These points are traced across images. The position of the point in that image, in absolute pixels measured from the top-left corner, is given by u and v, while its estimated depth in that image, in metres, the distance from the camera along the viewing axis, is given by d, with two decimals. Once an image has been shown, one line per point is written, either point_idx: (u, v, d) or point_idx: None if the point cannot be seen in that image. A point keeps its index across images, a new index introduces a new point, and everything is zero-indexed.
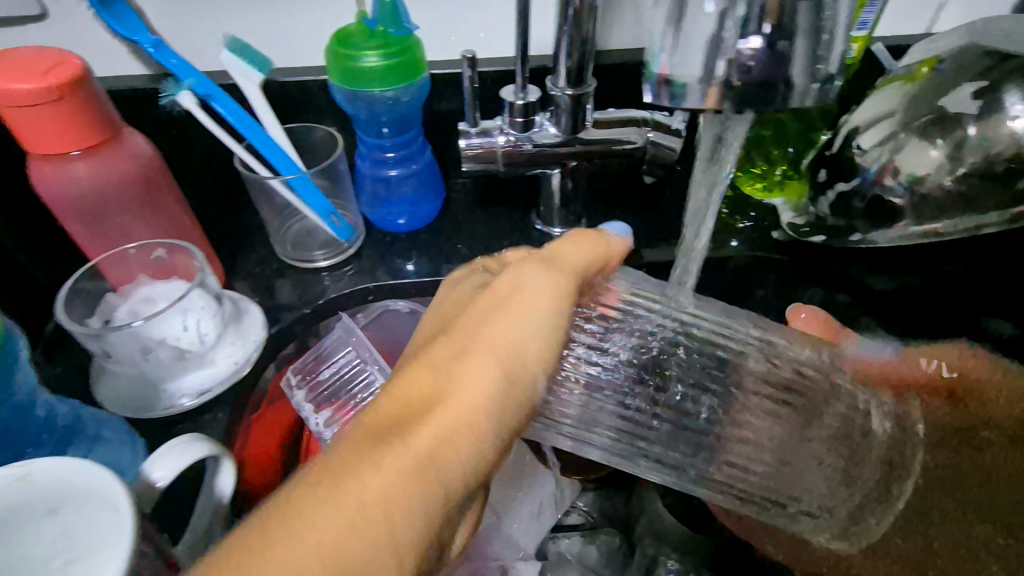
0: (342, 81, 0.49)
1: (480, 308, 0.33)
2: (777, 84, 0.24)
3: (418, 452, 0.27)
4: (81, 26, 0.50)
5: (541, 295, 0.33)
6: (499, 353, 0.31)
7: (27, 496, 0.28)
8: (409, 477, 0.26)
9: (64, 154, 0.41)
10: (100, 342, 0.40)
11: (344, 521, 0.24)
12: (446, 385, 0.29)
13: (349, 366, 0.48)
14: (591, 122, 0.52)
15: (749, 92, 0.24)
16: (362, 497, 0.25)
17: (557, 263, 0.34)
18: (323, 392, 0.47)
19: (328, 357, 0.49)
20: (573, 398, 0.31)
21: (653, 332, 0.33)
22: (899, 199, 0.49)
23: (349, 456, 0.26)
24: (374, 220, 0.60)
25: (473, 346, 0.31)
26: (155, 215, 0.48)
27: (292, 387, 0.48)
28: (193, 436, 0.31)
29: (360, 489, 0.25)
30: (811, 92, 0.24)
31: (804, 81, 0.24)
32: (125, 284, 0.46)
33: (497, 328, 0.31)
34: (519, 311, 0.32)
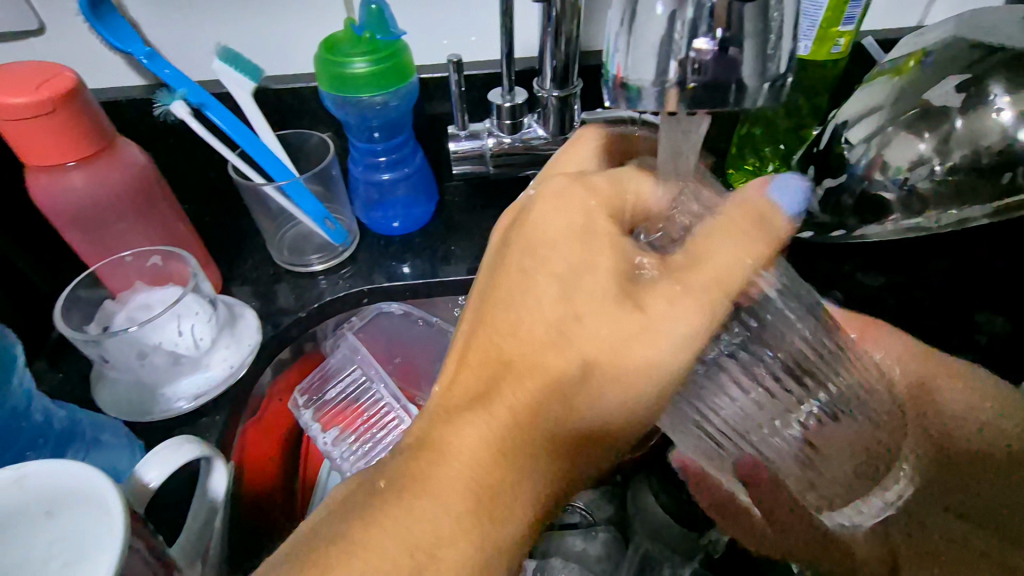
0: (331, 87, 0.50)
1: (521, 256, 0.30)
2: (729, 87, 0.24)
3: (475, 455, 0.29)
4: (78, 39, 0.51)
5: (571, 227, 0.29)
6: (554, 305, 0.29)
7: (24, 498, 0.29)
8: (466, 488, 0.28)
9: (60, 165, 0.42)
10: (98, 348, 0.41)
11: (445, 502, 0.28)
12: (517, 360, 0.29)
13: (359, 383, 0.51)
14: (579, 122, 0.52)
15: (701, 95, 0.24)
16: (448, 476, 0.29)
17: (596, 185, 0.31)
18: (330, 409, 0.49)
19: (334, 376, 0.51)
20: (634, 345, 0.28)
21: (717, 248, 0.28)
22: (887, 193, 0.48)
23: (437, 436, 0.30)
24: (368, 223, 0.61)
25: (525, 304, 0.29)
26: (151, 222, 0.49)
27: (300, 406, 0.49)
28: (184, 438, 0.32)
29: (443, 466, 0.29)
30: (759, 92, 0.25)
31: (754, 83, 0.24)
32: (122, 291, 0.46)
33: (546, 277, 0.29)
34: (558, 261, 0.29)
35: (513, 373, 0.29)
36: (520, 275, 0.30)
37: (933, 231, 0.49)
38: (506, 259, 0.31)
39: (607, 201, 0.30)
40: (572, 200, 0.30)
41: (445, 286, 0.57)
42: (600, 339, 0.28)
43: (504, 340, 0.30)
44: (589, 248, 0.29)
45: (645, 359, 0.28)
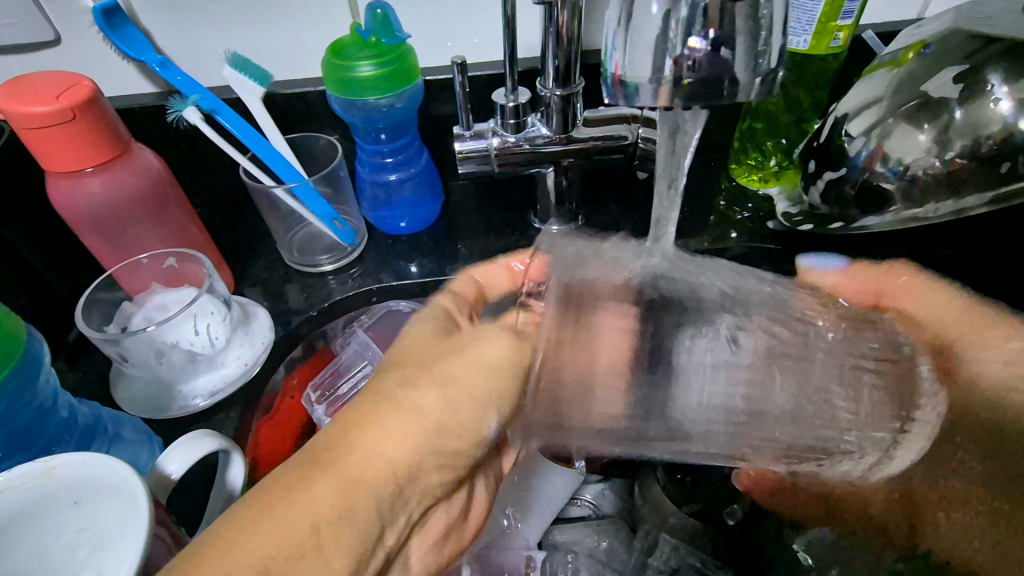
0: (338, 91, 0.51)
1: (406, 342, 0.39)
2: (722, 83, 0.25)
3: (318, 507, 0.31)
4: (92, 48, 0.52)
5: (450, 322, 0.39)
6: (415, 381, 0.37)
7: (53, 489, 0.30)
8: (304, 536, 0.30)
9: (80, 171, 0.43)
10: (117, 347, 0.43)
11: (272, 542, 0.30)
12: (373, 424, 0.35)
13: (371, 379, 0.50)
14: (582, 120, 0.53)
15: (695, 91, 0.25)
16: (283, 520, 0.30)
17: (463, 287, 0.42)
18: (341, 404, 0.48)
19: (346, 373, 0.51)
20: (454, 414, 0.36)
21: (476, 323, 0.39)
22: (889, 184, 0.49)
23: (296, 482, 0.32)
24: (376, 223, 0.62)
25: (397, 377, 0.37)
26: (165, 224, 0.50)
27: (312, 402, 0.49)
28: (203, 431, 0.33)
29: (280, 511, 0.31)
30: (752, 87, 0.25)
31: (746, 78, 0.25)
32: (139, 292, 0.48)
33: (413, 358, 0.38)
34: (438, 349, 0.38)
35: (366, 440, 0.34)
36: (413, 364, 0.37)
37: (930, 222, 0.50)
38: (395, 352, 0.39)
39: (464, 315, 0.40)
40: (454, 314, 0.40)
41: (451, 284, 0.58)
42: (439, 402, 0.36)
43: (372, 403, 0.36)
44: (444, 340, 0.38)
45: (464, 424, 0.36)
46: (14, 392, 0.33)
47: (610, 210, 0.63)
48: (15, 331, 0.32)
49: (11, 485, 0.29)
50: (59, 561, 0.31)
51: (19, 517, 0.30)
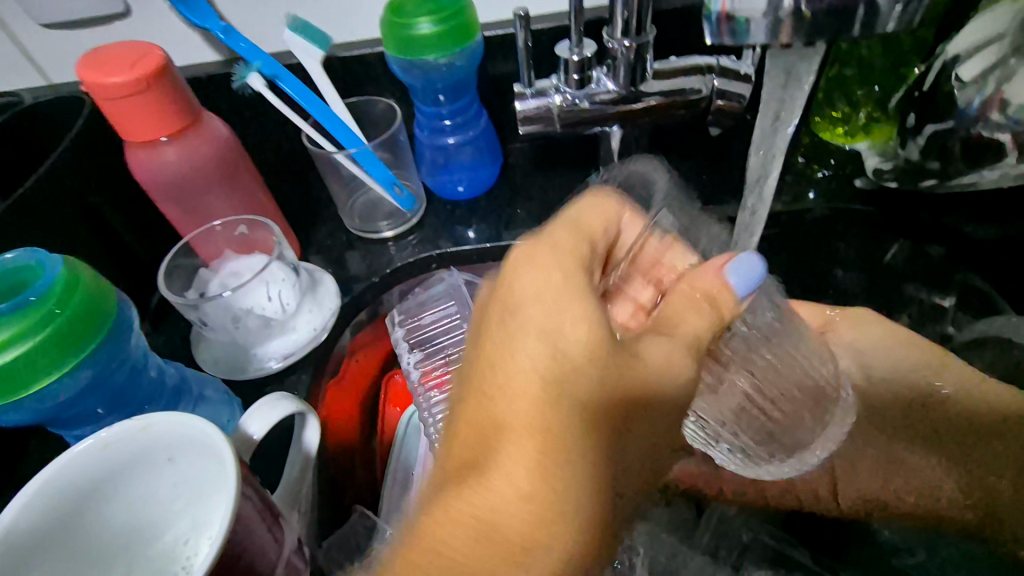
0: (397, 51, 0.49)
1: (506, 316, 0.29)
2: (856, 12, 0.23)
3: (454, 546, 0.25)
4: (160, 18, 0.53)
5: (547, 373, 0.27)
6: (533, 392, 0.27)
7: (150, 442, 0.31)
8: (479, 544, 0.25)
9: (155, 140, 0.44)
10: (197, 311, 0.44)
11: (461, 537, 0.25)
12: (525, 450, 0.26)
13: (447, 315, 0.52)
14: (651, 74, 0.50)
15: (823, 22, 0.24)
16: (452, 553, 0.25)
17: (586, 308, 0.28)
18: (419, 331, 0.52)
19: (424, 305, 0.53)
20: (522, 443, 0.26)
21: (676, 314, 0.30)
22: (1005, 134, 0.43)
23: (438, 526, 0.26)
24: (434, 188, 0.61)
25: (516, 363, 0.28)
26: (235, 192, 0.51)
27: (394, 324, 0.53)
28: (280, 395, 0.33)
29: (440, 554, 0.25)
30: (886, 17, 0.24)
31: (886, 6, 0.23)
32: (214, 260, 0.49)
33: (533, 328, 0.28)
34: (571, 341, 0.27)
35: (505, 435, 0.27)
36: (506, 335, 0.29)
37: None
38: (491, 310, 0.30)
39: (565, 372, 0.27)
40: (559, 329, 0.28)
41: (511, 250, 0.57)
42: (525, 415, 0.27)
43: (490, 415, 0.27)
44: (566, 338, 0.27)
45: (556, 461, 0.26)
46: (108, 361, 0.34)
47: (677, 170, 0.60)
48: (107, 292, 0.33)
49: (113, 440, 0.31)
50: (160, 504, 0.34)
51: (121, 468, 0.32)
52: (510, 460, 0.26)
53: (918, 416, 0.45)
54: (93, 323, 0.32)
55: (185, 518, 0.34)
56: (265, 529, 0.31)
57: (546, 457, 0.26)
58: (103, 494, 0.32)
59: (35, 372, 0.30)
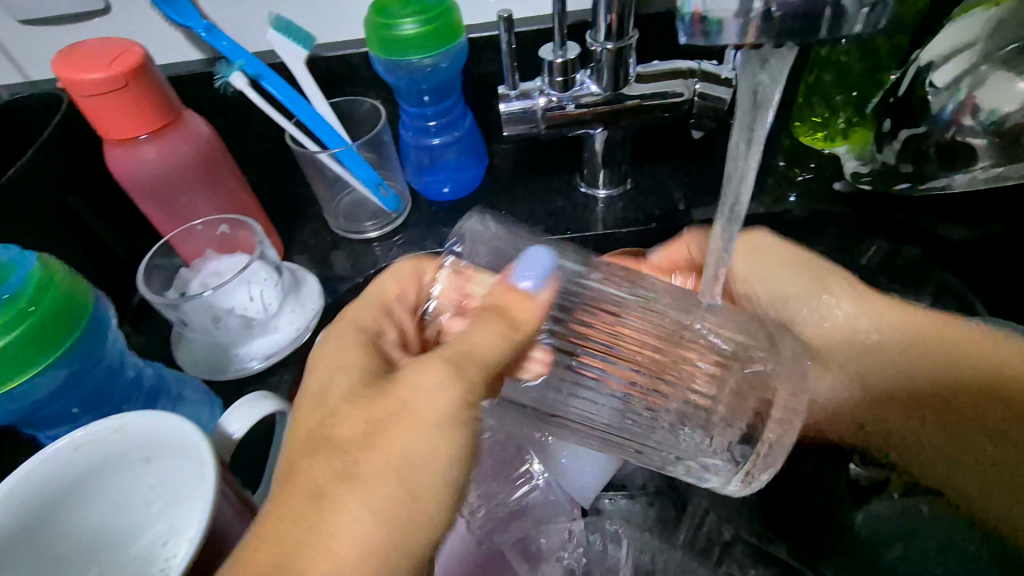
0: (381, 51, 0.49)
1: (311, 415, 0.29)
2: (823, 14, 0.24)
3: None
4: (142, 16, 0.53)
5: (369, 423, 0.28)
6: (364, 441, 0.28)
7: (125, 443, 0.31)
8: None
9: (135, 138, 0.44)
10: (177, 311, 0.44)
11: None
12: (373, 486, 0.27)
13: None
14: (634, 77, 0.51)
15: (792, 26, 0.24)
16: None
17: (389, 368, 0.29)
18: None
19: None
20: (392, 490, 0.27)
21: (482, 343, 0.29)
22: (977, 139, 0.44)
23: None
24: (419, 189, 0.61)
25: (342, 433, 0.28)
26: (216, 192, 0.51)
27: None
28: (260, 394, 0.33)
29: None
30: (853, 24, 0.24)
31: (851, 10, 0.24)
32: (195, 259, 0.49)
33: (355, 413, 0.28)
34: (386, 403, 0.28)
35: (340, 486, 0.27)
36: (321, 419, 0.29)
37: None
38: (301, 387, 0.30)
39: (399, 411, 0.28)
40: (390, 401, 0.28)
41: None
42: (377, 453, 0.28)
43: (320, 471, 0.27)
44: (392, 399, 0.28)
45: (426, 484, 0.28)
46: (83, 360, 0.33)
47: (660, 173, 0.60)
48: (83, 291, 0.33)
49: (87, 441, 0.30)
50: (136, 505, 0.33)
51: (95, 469, 0.31)
52: (361, 503, 0.26)
53: (904, 394, 0.41)
54: (64, 322, 0.31)
55: (162, 519, 0.33)
56: (244, 530, 0.31)
57: (375, 503, 0.27)
58: (75, 495, 0.31)
59: (7, 371, 0.30)
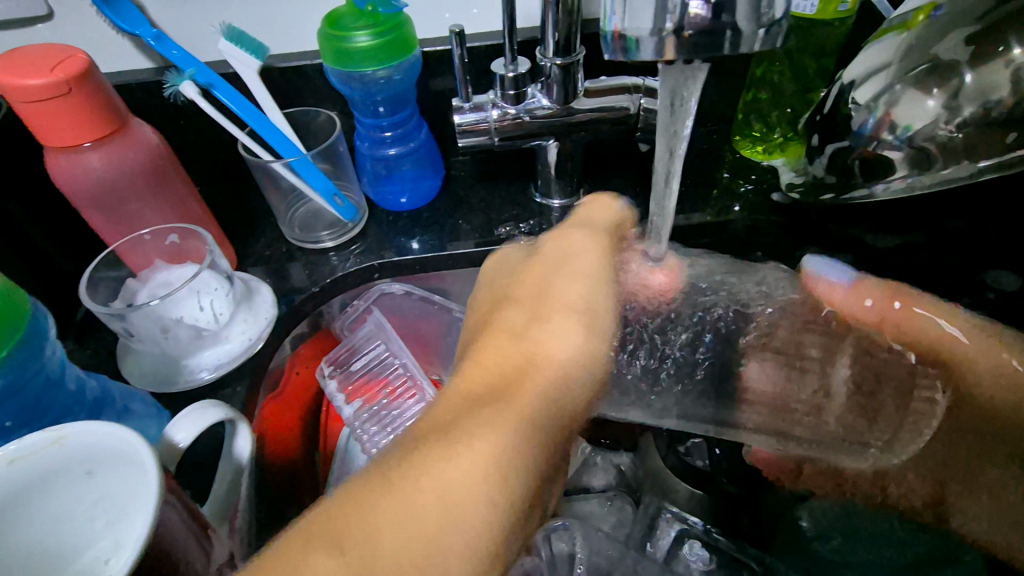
0: (335, 63, 0.50)
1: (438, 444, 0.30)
2: (725, 34, 0.26)
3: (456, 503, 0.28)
4: (88, 24, 0.52)
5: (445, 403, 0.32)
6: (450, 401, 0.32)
7: (64, 456, 0.30)
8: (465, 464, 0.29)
9: (77, 146, 0.43)
10: (123, 322, 0.43)
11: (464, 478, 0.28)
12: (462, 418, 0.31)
13: (381, 356, 0.53)
14: (582, 92, 0.53)
15: (699, 45, 0.26)
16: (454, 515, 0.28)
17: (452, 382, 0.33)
18: (357, 381, 0.51)
19: (359, 344, 0.53)
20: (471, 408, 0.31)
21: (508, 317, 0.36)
22: (895, 152, 0.47)
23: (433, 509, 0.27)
24: (377, 199, 0.62)
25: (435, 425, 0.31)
26: (165, 201, 0.50)
27: (327, 377, 0.52)
28: (209, 401, 0.33)
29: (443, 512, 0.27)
30: (758, 39, 0.26)
31: (750, 29, 0.26)
32: (143, 269, 0.48)
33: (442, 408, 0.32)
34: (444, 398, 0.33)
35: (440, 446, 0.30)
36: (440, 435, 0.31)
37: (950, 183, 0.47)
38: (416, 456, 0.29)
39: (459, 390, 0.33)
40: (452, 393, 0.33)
41: (450, 260, 0.58)
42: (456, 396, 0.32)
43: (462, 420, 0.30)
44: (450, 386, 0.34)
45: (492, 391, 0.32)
46: (15, 372, 0.32)
47: (613, 183, 0.63)
48: (21, 301, 0.32)
49: (25, 454, 0.29)
50: (79, 522, 0.32)
51: (33, 484, 0.30)
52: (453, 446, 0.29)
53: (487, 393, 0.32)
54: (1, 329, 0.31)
55: (104, 540, 0.32)
56: (191, 541, 0.30)
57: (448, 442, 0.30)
58: (10, 511, 0.30)
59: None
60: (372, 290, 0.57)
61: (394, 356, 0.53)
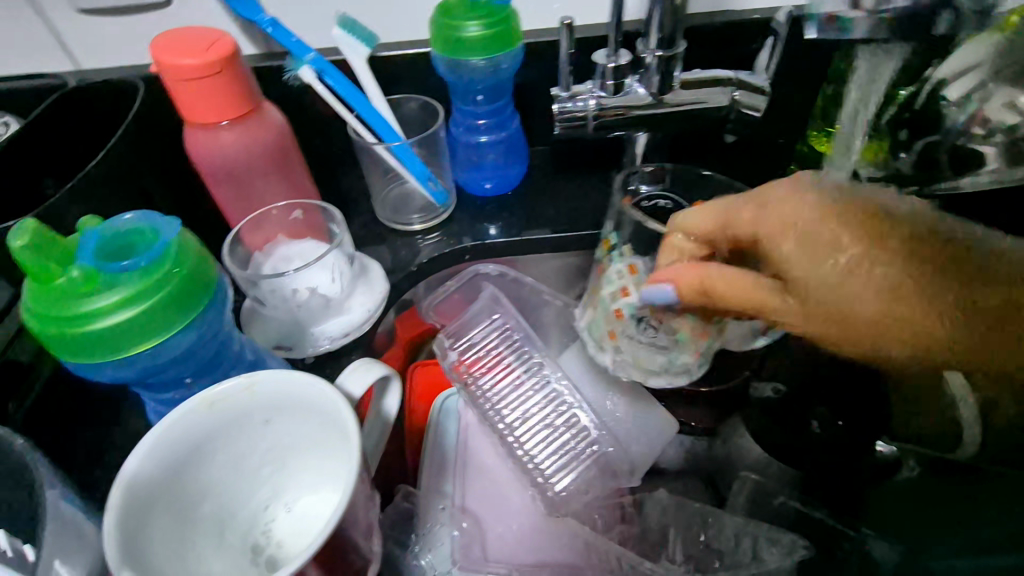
0: (445, 51, 0.53)
1: None
2: None
3: None
4: (204, 12, 0.54)
5: None
6: None
7: (258, 402, 0.33)
8: None
9: (216, 124, 0.46)
10: (259, 289, 0.46)
11: None
12: None
13: (504, 334, 0.53)
14: (678, 83, 0.55)
15: None
16: None
17: None
18: (474, 353, 0.52)
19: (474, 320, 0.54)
20: None
21: None
22: (989, 147, 0.51)
23: None
24: (464, 184, 0.64)
25: None
26: (285, 180, 0.52)
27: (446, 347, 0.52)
28: (371, 360, 0.35)
29: None
30: None
31: None
32: (265, 244, 0.50)
33: None
34: None
35: None
36: None
37: None
38: None
39: None
40: None
41: (530, 245, 0.61)
42: None
43: None
44: None
45: None
46: (205, 330, 0.35)
47: None
48: (206, 272, 0.34)
49: (221, 395, 0.32)
50: (255, 464, 0.36)
51: (224, 428, 0.33)
52: None
53: None
54: (196, 294, 0.33)
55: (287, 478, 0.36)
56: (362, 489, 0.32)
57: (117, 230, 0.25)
58: (198, 455, 0.33)
59: (131, 339, 0.31)
60: (471, 266, 0.61)
61: (513, 333, 0.53)
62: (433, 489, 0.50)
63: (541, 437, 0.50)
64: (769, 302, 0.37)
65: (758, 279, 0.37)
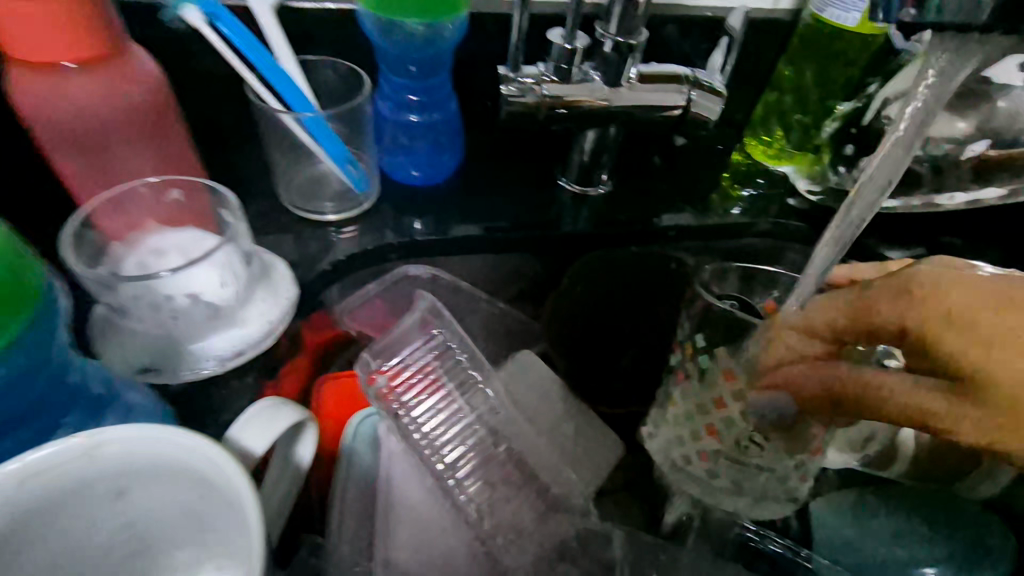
0: (375, 8, 0.45)
1: None
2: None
3: None
4: None
5: None
6: None
7: (95, 473, 0.26)
8: None
9: (56, 66, 0.34)
10: (118, 297, 0.34)
11: None
12: None
13: (441, 352, 0.45)
14: (635, 76, 0.51)
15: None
16: None
17: None
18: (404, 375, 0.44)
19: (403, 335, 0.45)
20: None
21: None
22: (923, 166, 0.50)
23: None
24: (389, 168, 0.55)
25: None
26: (158, 151, 0.40)
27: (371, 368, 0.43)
28: (279, 401, 0.28)
29: None
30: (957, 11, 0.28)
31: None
32: (127, 233, 0.39)
33: None
34: None
35: None
36: None
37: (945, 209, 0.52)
38: None
39: None
40: None
41: (459, 244, 0.54)
42: None
43: None
44: None
45: None
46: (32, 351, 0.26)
47: (638, 178, 0.61)
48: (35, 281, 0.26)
49: (50, 464, 0.25)
50: (106, 540, 0.28)
51: (46, 510, 0.26)
52: None
53: None
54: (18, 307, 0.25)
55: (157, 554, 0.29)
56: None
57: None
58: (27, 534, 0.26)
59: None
60: (399, 268, 0.53)
61: (454, 352, 0.45)
62: (348, 535, 0.41)
63: (480, 473, 0.43)
64: (936, 408, 0.31)
65: (935, 379, 0.31)
